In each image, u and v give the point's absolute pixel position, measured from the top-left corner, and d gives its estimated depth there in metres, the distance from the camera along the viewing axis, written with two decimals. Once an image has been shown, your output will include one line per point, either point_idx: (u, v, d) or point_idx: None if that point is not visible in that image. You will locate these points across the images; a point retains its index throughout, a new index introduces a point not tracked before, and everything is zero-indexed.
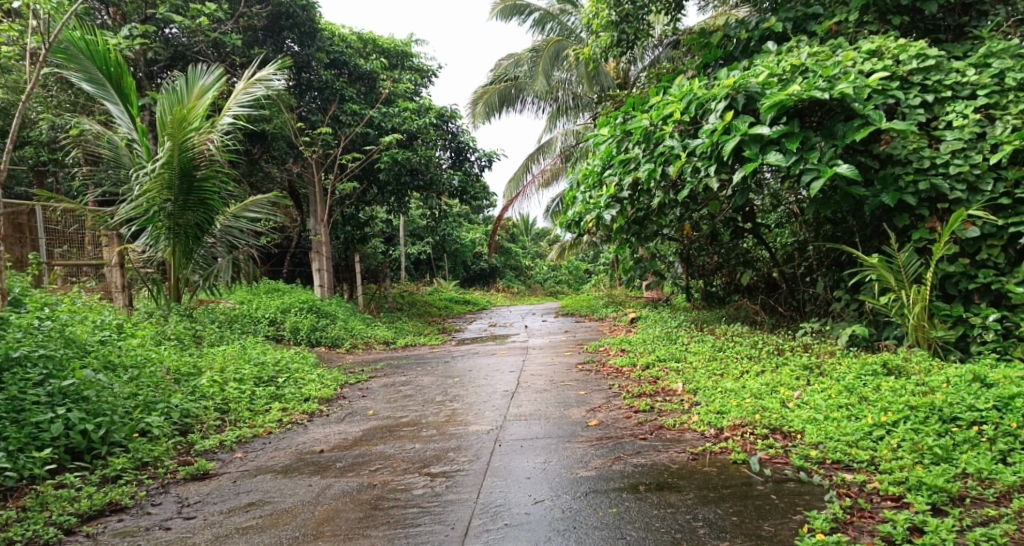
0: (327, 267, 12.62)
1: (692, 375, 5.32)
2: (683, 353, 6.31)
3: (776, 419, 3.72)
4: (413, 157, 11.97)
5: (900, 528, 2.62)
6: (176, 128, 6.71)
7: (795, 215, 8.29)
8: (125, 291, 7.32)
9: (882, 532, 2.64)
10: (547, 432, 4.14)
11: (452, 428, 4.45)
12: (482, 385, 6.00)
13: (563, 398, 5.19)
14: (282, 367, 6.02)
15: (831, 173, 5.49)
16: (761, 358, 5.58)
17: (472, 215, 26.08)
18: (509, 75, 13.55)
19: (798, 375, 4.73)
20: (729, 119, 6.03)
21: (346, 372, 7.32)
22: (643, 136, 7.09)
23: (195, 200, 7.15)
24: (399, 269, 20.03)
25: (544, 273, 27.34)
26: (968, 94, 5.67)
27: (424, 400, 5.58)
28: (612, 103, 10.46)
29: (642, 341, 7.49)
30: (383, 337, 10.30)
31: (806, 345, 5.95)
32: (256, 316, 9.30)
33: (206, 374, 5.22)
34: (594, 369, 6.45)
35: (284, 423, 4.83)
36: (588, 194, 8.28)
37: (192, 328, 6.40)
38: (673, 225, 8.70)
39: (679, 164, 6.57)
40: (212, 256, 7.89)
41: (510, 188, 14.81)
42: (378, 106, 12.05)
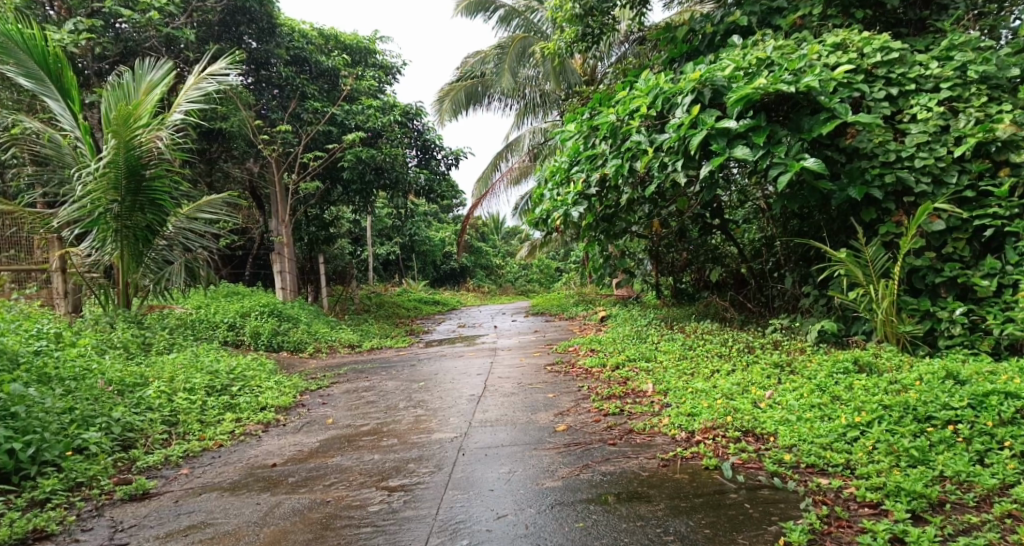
0: (290, 269, 12.29)
1: (662, 376, 5.20)
2: (652, 353, 6.20)
3: (749, 421, 3.61)
4: (378, 155, 11.70)
5: (881, 540, 2.52)
6: (121, 126, 6.40)
7: (763, 211, 8.25)
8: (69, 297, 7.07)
9: (862, 544, 2.53)
10: (513, 439, 3.97)
11: (414, 436, 4.26)
12: (448, 390, 5.81)
13: (531, 402, 5.03)
14: (238, 374, 5.77)
15: (798, 167, 5.42)
16: (731, 356, 5.49)
17: (441, 214, 25.83)
18: (475, 73, 13.31)
19: (769, 373, 4.63)
20: (695, 113, 5.93)
21: (307, 378, 7.07)
22: (610, 132, 6.97)
23: (145, 201, 6.83)
24: (367, 269, 19.71)
25: (515, 271, 27.22)
26: (931, 87, 5.64)
27: (386, 407, 5.37)
28: (579, 99, 10.33)
29: (612, 340, 7.37)
30: (348, 340, 10.03)
31: (775, 342, 5.88)
32: (214, 321, 8.98)
33: (154, 384, 4.95)
34: (563, 370, 6.30)
35: (237, 434, 4.58)
36: (555, 191, 8.14)
37: (141, 335, 6.09)
38: (641, 222, 8.61)
39: (645, 160, 6.46)
40: (165, 259, 7.54)
41: (478, 186, 14.61)
42: (340, 103, 11.75)
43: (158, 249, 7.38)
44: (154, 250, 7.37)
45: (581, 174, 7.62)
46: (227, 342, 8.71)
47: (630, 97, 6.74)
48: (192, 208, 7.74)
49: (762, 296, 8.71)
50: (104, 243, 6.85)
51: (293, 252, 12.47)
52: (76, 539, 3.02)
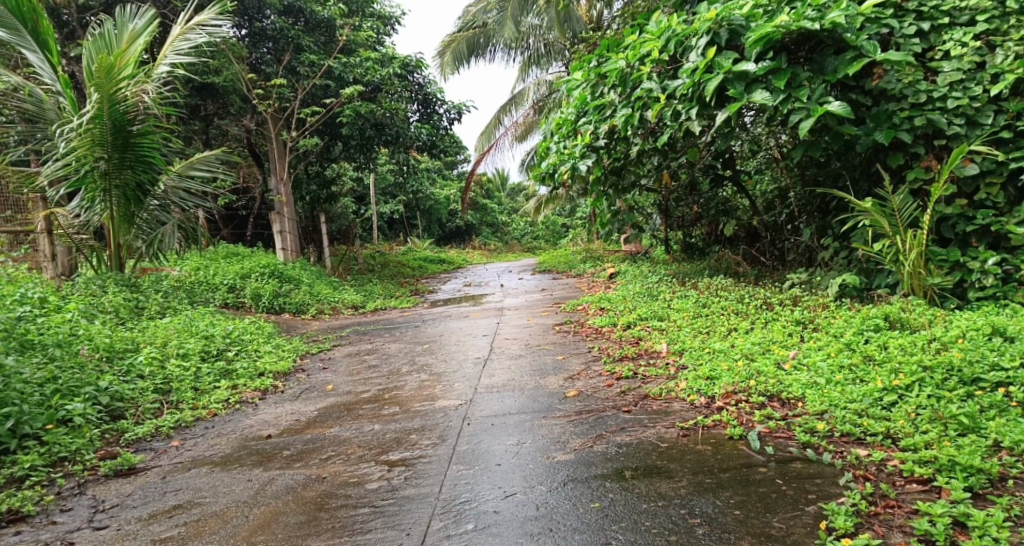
0: (290, 229, 12.03)
1: (677, 337, 4.95)
2: (665, 311, 5.95)
3: (773, 384, 3.36)
4: (378, 110, 11.28)
5: (941, 527, 2.29)
6: (103, 78, 6.06)
7: (779, 160, 7.87)
8: (53, 260, 6.81)
9: (918, 530, 2.31)
10: (520, 408, 3.74)
11: (417, 404, 4.03)
12: (452, 353, 5.59)
13: (538, 366, 4.80)
14: (235, 338, 5.56)
15: (821, 112, 5.05)
16: (749, 314, 5.22)
17: (445, 172, 25.44)
18: (476, 23, 12.71)
19: (791, 331, 4.37)
20: (711, 56, 5.54)
21: (308, 341, 6.87)
22: (618, 79, 6.58)
23: (133, 159, 6.55)
24: (371, 228, 19.48)
25: (521, 229, 26.96)
26: (966, 20, 5.21)
27: (388, 372, 5.15)
28: (586, 47, 9.87)
29: (622, 298, 7.11)
30: (351, 301, 9.81)
31: (795, 298, 5.60)
32: (213, 283, 8.80)
33: (145, 350, 4.74)
34: (572, 330, 6.06)
35: (232, 403, 4.38)
36: (562, 144, 7.79)
37: (133, 299, 5.87)
38: (651, 175, 8.28)
39: (657, 108, 6.09)
40: (157, 220, 7.24)
41: (482, 142, 14.20)
42: (337, 56, 11.29)
43: (150, 208, 7.11)
44: (145, 211, 7.10)
45: (588, 125, 7.26)
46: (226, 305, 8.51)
47: (640, 41, 6.33)
48: (184, 164, 7.42)
49: (776, 250, 8.39)
50: (92, 204, 6.58)
51: (294, 212, 12.19)
52: (53, 521, 2.83)
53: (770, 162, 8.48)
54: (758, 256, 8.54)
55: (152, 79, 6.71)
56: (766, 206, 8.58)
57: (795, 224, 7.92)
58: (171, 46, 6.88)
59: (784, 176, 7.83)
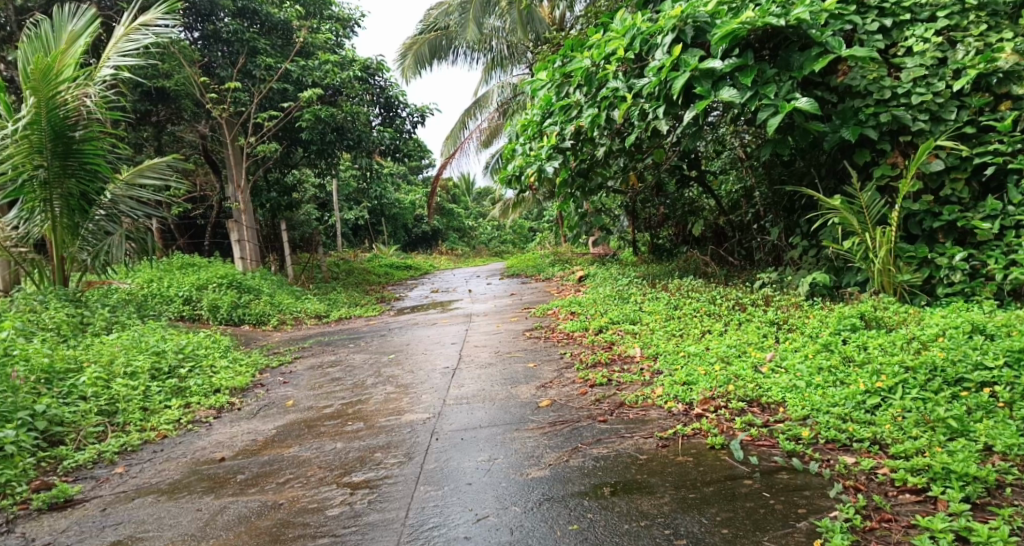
0: (250, 238, 11.66)
1: (652, 341, 4.83)
2: (637, 314, 5.84)
3: (753, 388, 3.25)
4: (338, 114, 10.98)
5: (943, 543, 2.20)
6: (39, 80, 5.75)
7: (745, 160, 7.83)
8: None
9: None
10: (491, 420, 3.57)
11: (382, 419, 3.82)
12: (419, 363, 5.38)
13: (509, 374, 4.63)
14: (189, 353, 5.29)
15: (789, 108, 4.99)
16: (723, 316, 5.12)
17: (411, 176, 25.15)
18: (438, 25, 12.50)
19: (766, 333, 4.28)
20: (677, 53, 5.45)
21: (268, 354, 6.59)
22: (583, 78, 6.46)
23: (75, 166, 6.24)
24: (336, 235, 19.11)
25: (488, 233, 26.77)
26: (927, 16, 5.20)
27: (352, 385, 4.92)
28: (550, 48, 9.77)
29: (592, 302, 6.97)
30: (314, 310, 9.50)
31: (768, 298, 5.53)
32: (167, 294, 8.49)
33: (89, 369, 4.45)
34: (543, 336, 5.90)
35: (183, 423, 4.11)
36: (528, 145, 7.64)
37: (77, 315, 5.53)
38: (617, 176, 8.19)
39: (624, 108, 5.99)
40: (104, 230, 6.81)
41: (447, 146, 14.02)
42: (295, 59, 10.99)
43: (96, 217, 6.76)
44: (91, 220, 6.74)
45: (554, 126, 7.12)
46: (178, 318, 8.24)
47: (604, 39, 6.22)
48: (132, 172, 7.07)
49: (744, 250, 8.35)
50: (31, 214, 6.24)
51: (253, 220, 11.82)
52: None
53: (736, 162, 8.44)
54: (727, 257, 8.48)
55: (94, 81, 6.41)
56: (733, 205, 8.54)
57: (761, 223, 7.90)
58: (115, 47, 6.55)
59: (750, 176, 7.80)
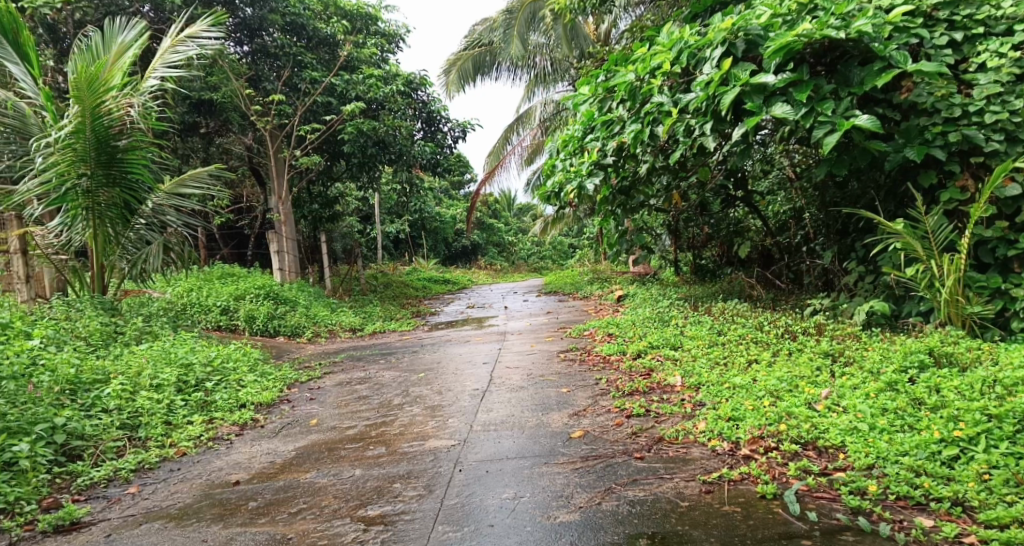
0: (289, 249, 11.71)
1: (694, 370, 4.55)
2: (678, 339, 5.56)
3: (807, 428, 2.97)
4: (380, 127, 10.97)
5: None
6: (84, 89, 5.75)
7: (794, 181, 7.56)
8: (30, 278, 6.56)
9: None
10: (520, 451, 3.35)
11: (405, 445, 3.64)
12: (449, 383, 5.19)
13: (541, 400, 4.41)
14: (218, 366, 5.21)
15: (848, 126, 4.69)
16: (772, 345, 4.81)
17: (452, 190, 25.16)
18: (483, 41, 12.44)
19: (819, 366, 3.98)
20: (727, 67, 5.20)
21: (299, 368, 6.49)
22: (627, 93, 6.25)
23: (117, 175, 6.25)
24: (376, 247, 19.18)
25: (527, 248, 26.58)
26: (1003, 30, 4.85)
27: (379, 404, 4.76)
28: (595, 62, 9.57)
29: (631, 324, 6.70)
30: (349, 323, 9.43)
31: (819, 326, 5.19)
32: (205, 304, 8.55)
33: (115, 380, 4.38)
34: (578, 359, 5.65)
35: (203, 441, 3.99)
36: (569, 161, 7.45)
37: (111, 324, 5.52)
38: (660, 194, 7.93)
39: (669, 123, 5.76)
40: (143, 238, 6.91)
41: (489, 161, 13.88)
42: (340, 72, 11.04)
43: (135, 227, 6.79)
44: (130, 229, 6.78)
45: (596, 142, 6.92)
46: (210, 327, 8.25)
47: (650, 53, 6.00)
48: (174, 182, 7.12)
49: (793, 274, 7.98)
50: (72, 221, 6.25)
51: (292, 231, 11.88)
52: None
53: (785, 181, 8.09)
54: (774, 280, 8.11)
55: (139, 92, 6.45)
56: (781, 226, 8.17)
57: (811, 246, 7.53)
58: (160, 58, 6.60)
59: (800, 196, 7.45)
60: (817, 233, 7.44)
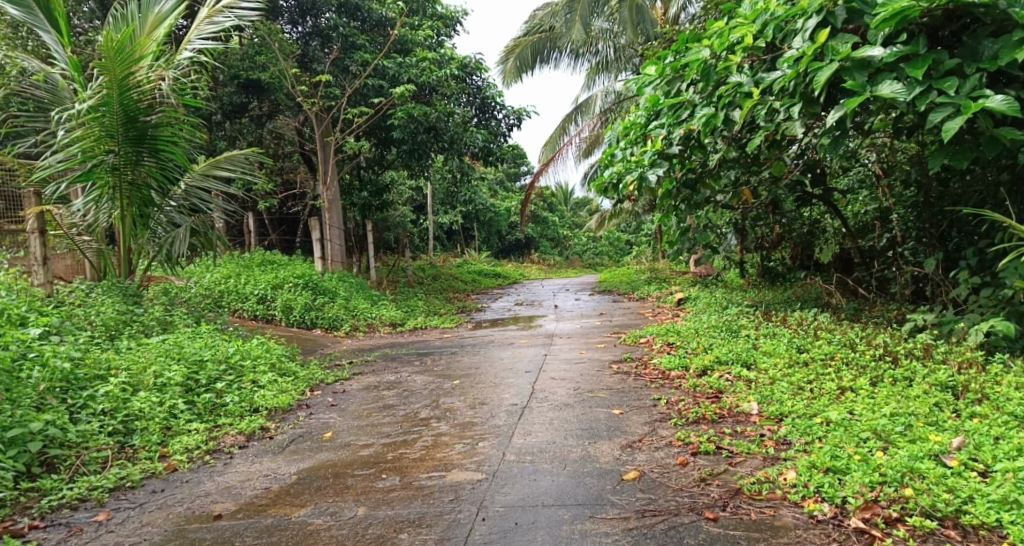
0: (334, 238, 11.36)
1: (774, 397, 3.85)
2: (751, 355, 4.85)
3: (944, 497, 2.36)
4: (432, 113, 10.46)
5: None
6: (111, 59, 5.28)
7: (880, 179, 6.78)
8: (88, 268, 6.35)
9: None
10: (559, 495, 2.74)
11: (423, 475, 3.07)
12: (485, 395, 4.60)
13: (589, 424, 3.77)
14: (235, 363, 4.75)
15: (975, 109, 3.90)
16: (867, 370, 4.05)
17: (507, 182, 24.66)
18: (543, 27, 11.73)
19: (938, 402, 3.26)
20: (823, 39, 4.44)
21: (328, 366, 6.02)
22: (698, 73, 5.53)
23: (146, 152, 5.85)
24: (427, 238, 18.84)
25: (583, 243, 25.91)
26: None
27: (404, 417, 4.20)
28: (663, 43, 8.79)
29: (693, 333, 5.98)
30: (390, 318, 8.95)
31: (926, 348, 4.38)
32: (243, 292, 8.28)
33: (115, 378, 3.94)
34: (633, 372, 4.98)
35: (200, 454, 3.50)
36: (629, 151, 6.75)
37: (128, 312, 5.13)
38: (730, 189, 7.15)
39: (749, 106, 5.02)
40: (171, 222, 6.53)
41: (544, 152, 13.22)
42: (392, 55, 10.58)
43: (165, 209, 6.44)
44: (159, 212, 6.43)
45: (661, 129, 6.23)
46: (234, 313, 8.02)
47: (729, 26, 5.26)
48: (209, 164, 6.72)
49: (877, 281, 7.07)
50: (99, 202, 5.89)
51: (339, 218, 11.53)
52: None
53: (871, 178, 7.25)
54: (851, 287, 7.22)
55: (173, 66, 6.03)
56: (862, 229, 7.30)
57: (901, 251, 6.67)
58: (196, 29, 6.17)
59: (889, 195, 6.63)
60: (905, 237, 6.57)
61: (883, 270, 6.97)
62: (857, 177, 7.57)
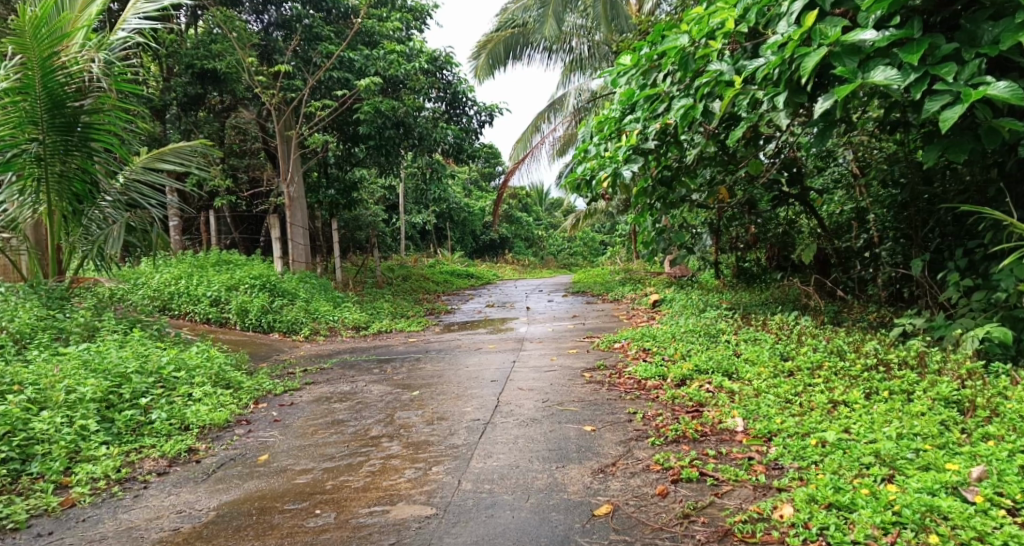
0: (297, 236, 10.82)
1: (760, 412, 3.50)
2: (733, 363, 4.50)
3: None
4: (400, 107, 10.00)
5: None
6: (29, 35, 4.76)
7: (855, 178, 6.54)
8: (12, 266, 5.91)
9: None
10: (521, 538, 2.39)
11: (361, 510, 2.70)
12: (445, 409, 4.18)
13: (558, 444, 3.37)
14: (167, 375, 4.25)
15: (975, 97, 3.57)
16: (861, 381, 3.71)
17: (481, 182, 24.26)
18: (516, 21, 11.31)
19: (944, 420, 2.94)
20: (810, 22, 4.10)
21: (277, 375, 5.54)
22: (676, 61, 5.18)
23: (77, 141, 5.32)
24: (398, 237, 18.36)
25: (558, 243, 25.68)
26: None
27: (352, 435, 3.76)
28: (640, 36, 8.45)
29: (670, 338, 5.63)
30: (353, 320, 8.47)
31: (920, 355, 4.07)
32: (194, 294, 7.78)
33: (15, 396, 3.45)
34: (606, 382, 4.60)
35: (108, 484, 3.04)
36: (604, 146, 6.38)
37: (46, 319, 4.60)
38: (707, 187, 6.82)
39: (732, 95, 4.66)
40: (105, 217, 5.91)
41: (517, 150, 12.80)
42: (359, 47, 10.11)
43: (99, 203, 5.83)
44: (93, 207, 5.83)
45: (637, 124, 5.89)
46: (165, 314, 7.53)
47: (708, 10, 4.91)
48: (151, 155, 6.23)
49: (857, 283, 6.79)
50: (23, 196, 5.33)
51: (302, 216, 11.01)
52: None
53: (848, 177, 7.00)
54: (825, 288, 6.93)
55: (105, 49, 5.53)
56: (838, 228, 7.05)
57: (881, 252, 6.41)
58: (132, 8, 5.80)
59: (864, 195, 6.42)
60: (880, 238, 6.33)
61: (861, 272, 6.72)
62: (833, 176, 7.35)
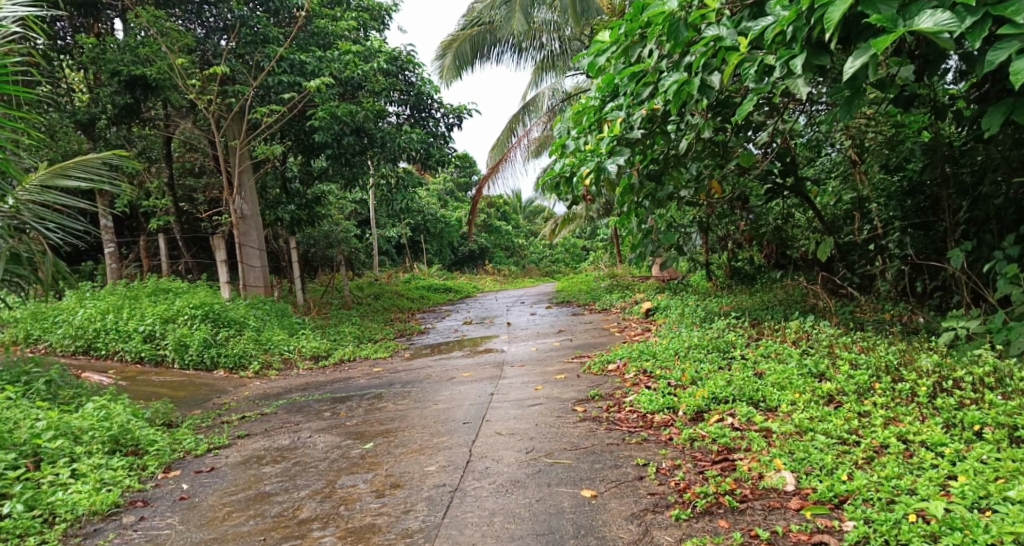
0: (253, 258, 9.86)
1: (813, 461, 2.63)
2: (757, 389, 3.63)
3: None
4: (358, 111, 9.08)
5: None
6: None
7: (856, 163, 5.74)
8: None
9: None
10: None
11: None
12: (402, 470, 3.27)
13: (549, 525, 2.49)
14: (41, 448, 3.35)
15: None
16: (935, 413, 2.89)
17: (457, 192, 23.39)
18: (481, 20, 10.39)
19: None
20: None
21: (203, 426, 4.58)
22: (663, 30, 4.22)
23: None
24: (370, 253, 17.42)
25: (539, 251, 24.92)
26: None
27: (277, 518, 2.86)
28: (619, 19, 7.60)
29: (674, 355, 4.76)
30: (311, 349, 7.52)
31: (996, 371, 3.24)
32: (126, 331, 6.80)
33: None
34: (605, 419, 3.70)
35: None
36: (583, 140, 5.50)
37: None
38: (699, 181, 5.99)
39: (737, 62, 3.81)
40: None
41: (492, 156, 11.92)
42: (311, 49, 9.18)
43: None
44: None
45: (618, 112, 5.05)
46: (36, 345, 6.98)
47: None
48: (51, 171, 5.23)
49: (857, 279, 6.01)
50: None
51: (256, 235, 10.04)
52: None
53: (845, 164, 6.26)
54: (834, 285, 6.16)
55: None
56: (845, 219, 6.27)
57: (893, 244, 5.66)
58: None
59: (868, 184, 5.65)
60: (891, 228, 5.56)
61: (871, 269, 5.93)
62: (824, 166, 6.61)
